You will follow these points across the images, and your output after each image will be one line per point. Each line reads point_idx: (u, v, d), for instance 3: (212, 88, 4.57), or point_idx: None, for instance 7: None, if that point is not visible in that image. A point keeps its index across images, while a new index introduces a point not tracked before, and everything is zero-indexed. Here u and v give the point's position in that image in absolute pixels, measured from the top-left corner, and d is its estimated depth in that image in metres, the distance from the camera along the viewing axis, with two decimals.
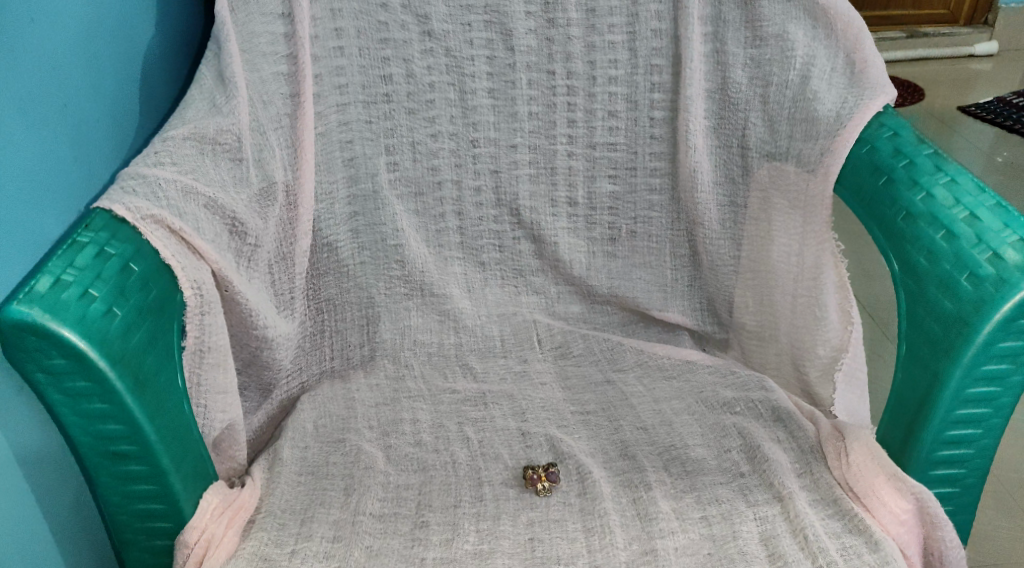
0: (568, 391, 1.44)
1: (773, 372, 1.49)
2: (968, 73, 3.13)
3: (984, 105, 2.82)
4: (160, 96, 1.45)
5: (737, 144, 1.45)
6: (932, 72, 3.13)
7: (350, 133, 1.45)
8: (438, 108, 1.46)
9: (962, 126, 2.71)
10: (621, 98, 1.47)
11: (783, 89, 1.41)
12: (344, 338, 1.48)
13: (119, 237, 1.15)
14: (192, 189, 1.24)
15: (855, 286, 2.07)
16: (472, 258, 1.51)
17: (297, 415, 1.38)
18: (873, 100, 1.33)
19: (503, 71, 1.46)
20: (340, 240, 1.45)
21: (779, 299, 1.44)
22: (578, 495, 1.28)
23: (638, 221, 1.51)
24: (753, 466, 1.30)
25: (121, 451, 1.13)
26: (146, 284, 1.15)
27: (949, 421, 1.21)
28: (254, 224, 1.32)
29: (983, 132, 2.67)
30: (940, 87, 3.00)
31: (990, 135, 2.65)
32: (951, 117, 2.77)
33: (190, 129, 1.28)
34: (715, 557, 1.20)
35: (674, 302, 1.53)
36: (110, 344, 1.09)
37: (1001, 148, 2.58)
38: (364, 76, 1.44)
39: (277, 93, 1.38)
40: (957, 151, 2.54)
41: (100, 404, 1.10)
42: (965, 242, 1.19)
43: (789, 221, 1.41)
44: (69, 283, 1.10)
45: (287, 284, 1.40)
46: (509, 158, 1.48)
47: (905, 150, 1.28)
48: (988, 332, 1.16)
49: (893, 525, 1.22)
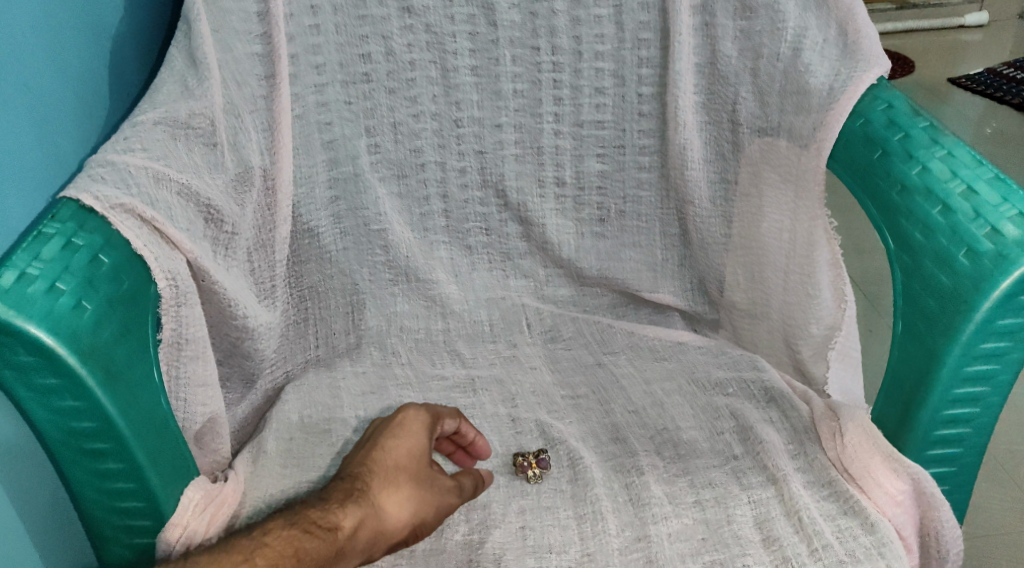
0: (558, 375, 1.41)
1: (764, 351, 1.46)
2: (958, 43, 3.09)
3: (974, 76, 2.77)
4: (131, 79, 1.39)
5: (727, 118, 1.41)
6: (919, 41, 3.10)
7: (329, 114, 1.39)
8: (419, 86, 1.41)
9: (950, 96, 2.68)
10: (608, 74, 1.42)
11: (774, 61, 1.36)
12: (328, 325, 1.44)
13: (88, 228, 1.11)
14: (163, 175, 1.19)
15: (847, 260, 2.04)
16: (458, 242, 1.48)
17: (281, 405, 1.34)
18: (867, 73, 1.29)
19: (486, 47, 1.40)
20: (321, 226, 1.41)
21: (771, 277, 1.41)
22: (569, 482, 1.26)
23: (628, 201, 1.48)
24: (746, 449, 1.28)
25: (96, 449, 1.09)
26: (117, 275, 1.11)
27: (946, 401, 1.19)
28: (230, 210, 1.27)
29: (972, 102, 2.64)
30: (928, 57, 2.97)
31: (979, 105, 2.63)
32: (942, 88, 2.74)
33: (160, 114, 1.23)
34: (710, 542, 1.19)
35: (664, 282, 1.50)
36: (80, 338, 1.06)
37: (989, 118, 2.55)
38: (342, 54, 1.38)
39: (251, 73, 1.33)
40: (947, 121, 2.52)
41: (72, 400, 1.06)
42: (963, 216, 1.17)
43: (781, 196, 1.37)
44: (35, 277, 1.06)
45: (267, 272, 1.36)
46: (494, 138, 1.44)
47: (900, 122, 1.25)
48: (986, 310, 1.14)
49: (889, 506, 1.21)
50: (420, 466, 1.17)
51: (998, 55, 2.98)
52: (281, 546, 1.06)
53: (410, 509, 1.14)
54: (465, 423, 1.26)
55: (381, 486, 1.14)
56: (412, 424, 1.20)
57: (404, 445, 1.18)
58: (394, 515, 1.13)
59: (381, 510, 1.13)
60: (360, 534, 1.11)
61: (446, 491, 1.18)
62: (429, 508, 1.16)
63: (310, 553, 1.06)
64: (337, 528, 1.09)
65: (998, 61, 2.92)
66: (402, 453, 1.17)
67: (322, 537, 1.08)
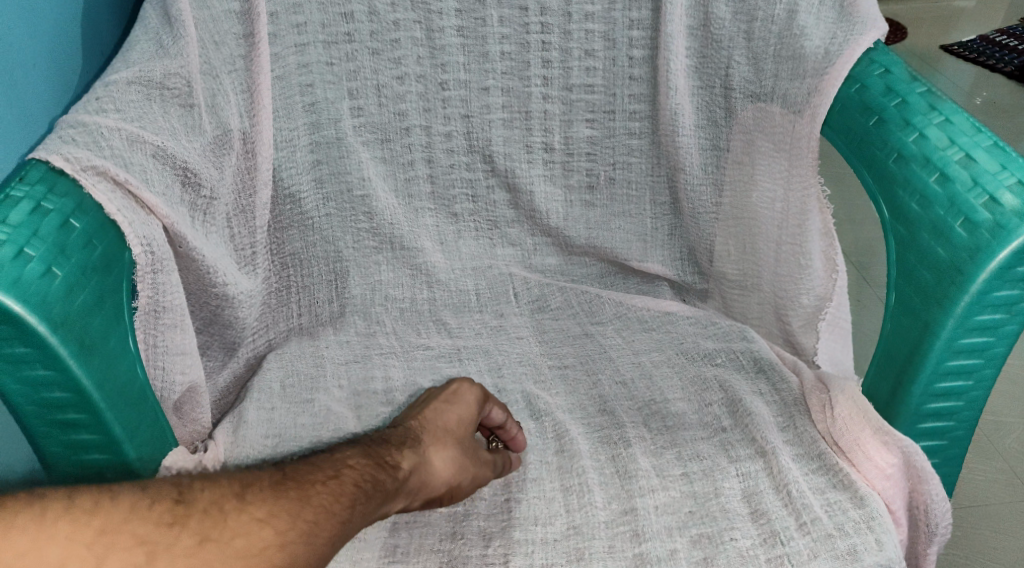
0: (545, 345, 1.38)
1: (753, 322, 1.44)
2: (952, 10, 3.05)
3: (968, 45, 2.74)
4: (105, 36, 1.35)
5: (720, 84, 1.38)
6: (912, 8, 3.06)
7: (310, 76, 1.36)
8: (404, 47, 1.37)
9: (943, 65, 2.65)
10: (598, 36, 1.38)
11: (768, 25, 1.33)
12: (311, 294, 1.41)
13: (57, 191, 1.07)
14: (138, 137, 1.15)
15: (839, 229, 2.02)
16: (444, 210, 1.44)
17: (263, 375, 1.31)
18: (863, 36, 1.26)
19: (473, 7, 1.36)
20: (304, 191, 1.37)
21: (762, 246, 1.38)
22: (555, 453, 1.24)
23: (618, 167, 1.44)
24: (735, 420, 1.26)
25: (69, 420, 1.06)
26: (90, 241, 1.07)
27: (939, 374, 1.17)
28: (209, 174, 1.24)
29: (964, 70, 2.62)
30: (921, 25, 2.93)
31: (971, 74, 2.60)
32: (934, 56, 2.71)
33: (135, 73, 1.19)
34: (697, 515, 1.17)
35: (654, 252, 1.47)
36: (51, 306, 1.02)
37: (980, 87, 2.53)
38: (324, 14, 1.34)
39: (229, 33, 1.29)
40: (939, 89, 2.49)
41: (42, 370, 1.03)
42: (960, 184, 1.14)
43: (773, 165, 1.34)
44: (3, 242, 1.02)
45: (247, 238, 1.33)
46: (481, 102, 1.40)
47: (896, 88, 1.22)
48: (983, 281, 1.12)
49: (879, 479, 1.19)
50: (467, 429, 1.19)
51: (991, 22, 2.95)
52: (358, 470, 1.05)
53: (455, 470, 1.15)
54: (513, 424, 1.23)
55: (434, 439, 1.15)
56: (463, 390, 1.21)
57: (455, 413, 1.19)
58: (443, 470, 1.13)
59: (432, 461, 1.13)
60: (415, 477, 1.11)
61: (483, 464, 1.18)
62: (468, 473, 1.16)
63: (379, 483, 1.06)
64: (398, 467, 1.10)
65: (991, 29, 2.89)
66: (455, 416, 1.19)
67: (386, 471, 1.08)
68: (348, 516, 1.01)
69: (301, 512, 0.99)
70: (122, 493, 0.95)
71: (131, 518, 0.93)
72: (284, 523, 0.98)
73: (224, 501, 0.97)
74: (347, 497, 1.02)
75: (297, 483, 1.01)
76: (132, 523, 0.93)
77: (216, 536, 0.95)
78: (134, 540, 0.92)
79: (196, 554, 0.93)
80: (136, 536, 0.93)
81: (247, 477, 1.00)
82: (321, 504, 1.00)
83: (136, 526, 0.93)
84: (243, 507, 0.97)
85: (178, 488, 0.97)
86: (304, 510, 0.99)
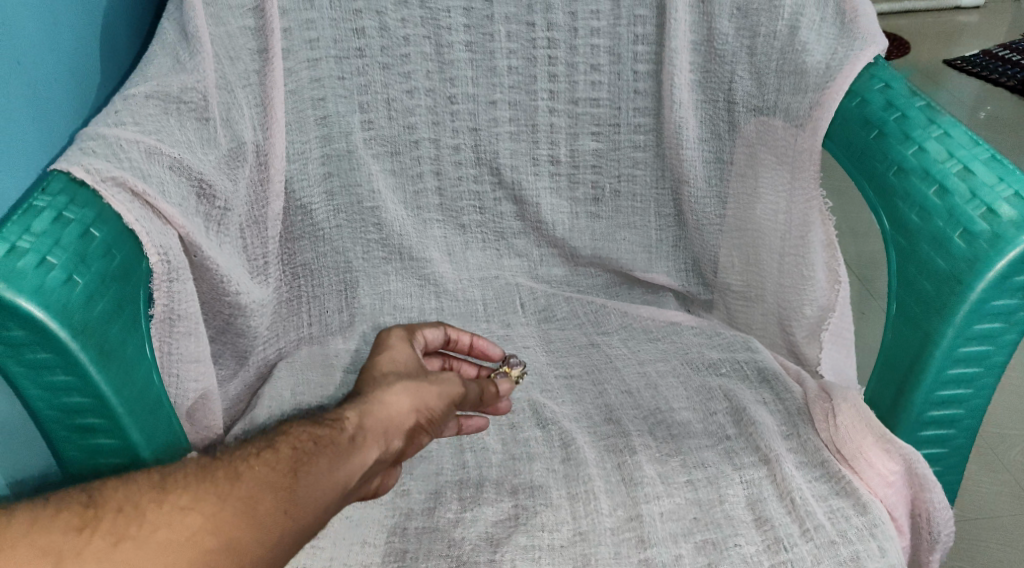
0: (551, 354, 1.41)
1: (758, 333, 1.46)
2: (956, 25, 3.07)
3: (970, 59, 2.77)
4: (123, 50, 1.38)
5: (723, 98, 1.40)
6: (916, 23, 3.08)
7: (322, 90, 1.39)
8: (414, 62, 1.40)
9: (947, 79, 2.67)
10: (603, 51, 1.41)
11: (771, 40, 1.35)
12: (322, 304, 1.43)
13: (78, 202, 1.10)
14: (156, 149, 1.18)
15: (842, 242, 2.04)
16: (452, 220, 1.48)
17: (274, 383, 1.34)
18: (863, 51, 1.28)
19: (481, 23, 1.39)
20: (315, 203, 1.40)
21: (765, 258, 1.41)
22: (562, 461, 1.26)
23: (622, 179, 1.47)
24: (739, 430, 1.28)
25: (88, 425, 1.09)
26: (109, 250, 1.10)
27: (940, 382, 1.19)
28: (223, 186, 1.27)
29: (968, 85, 2.64)
30: (924, 40, 2.96)
31: (975, 88, 2.62)
32: (938, 70, 2.73)
33: (152, 87, 1.22)
34: (701, 522, 1.19)
35: (658, 263, 1.50)
36: (72, 313, 1.05)
37: (983, 101, 2.55)
38: (336, 30, 1.37)
39: (244, 48, 1.32)
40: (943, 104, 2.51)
41: (63, 375, 1.06)
42: (959, 197, 1.17)
43: (777, 178, 1.37)
44: (26, 250, 1.05)
45: (259, 248, 1.35)
46: (488, 115, 1.43)
47: (896, 103, 1.24)
48: (982, 290, 1.14)
49: (881, 487, 1.21)
50: (409, 363, 1.18)
51: (995, 37, 2.97)
52: (293, 435, 1.05)
53: (412, 396, 1.13)
54: (453, 331, 1.29)
55: (377, 385, 1.13)
56: (392, 337, 1.21)
57: (392, 356, 1.18)
58: (399, 403, 1.12)
59: (384, 400, 1.11)
60: (368, 421, 1.09)
61: (444, 384, 1.16)
62: (431, 394, 1.14)
63: (323, 437, 1.06)
64: (341, 420, 1.08)
65: (994, 44, 2.91)
66: (393, 359, 1.18)
67: (327, 427, 1.07)
68: (292, 482, 1.01)
69: (235, 491, 1.00)
70: (28, 507, 0.96)
71: (38, 530, 0.95)
72: (210, 506, 0.98)
73: (136, 496, 0.98)
74: (284, 464, 1.02)
75: (229, 461, 1.02)
76: (40, 534, 0.95)
77: (132, 534, 0.96)
78: (43, 551, 0.94)
79: (111, 553, 0.95)
80: (48, 546, 0.94)
81: (168, 468, 1.01)
82: (256, 477, 1.01)
83: (43, 536, 0.95)
84: (162, 497, 0.98)
85: (87, 492, 0.98)
86: (234, 488, 1.00)
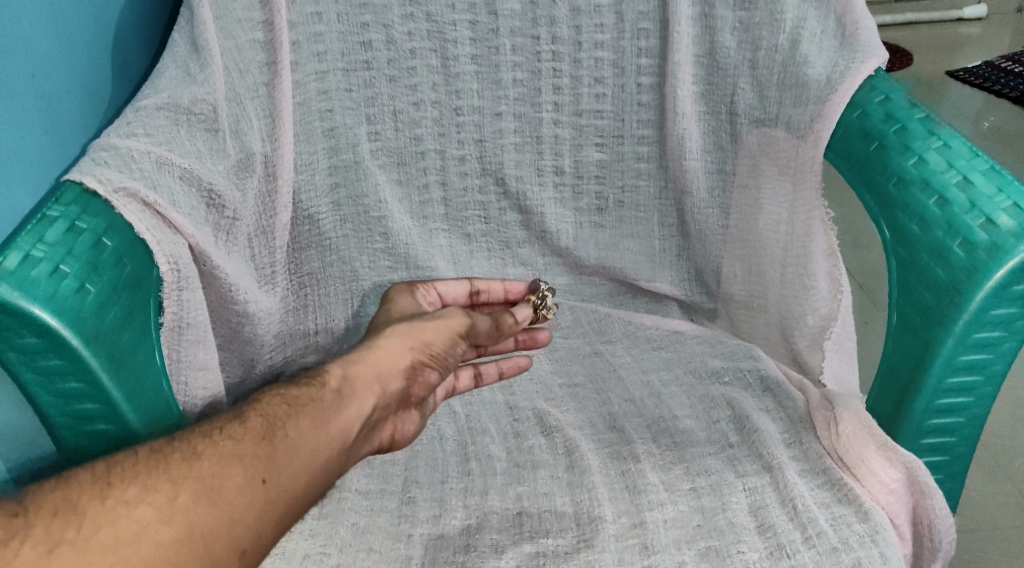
0: (555, 364, 1.44)
1: (761, 342, 1.47)
2: (958, 37, 3.09)
3: (972, 70, 2.79)
4: (134, 62, 1.40)
5: (726, 110, 1.42)
6: (917, 34, 3.10)
7: (330, 102, 1.41)
8: (420, 75, 1.42)
9: (949, 90, 2.69)
10: (607, 64, 1.43)
11: (772, 53, 1.37)
12: (328, 312, 1.45)
13: (91, 212, 1.11)
14: (166, 160, 1.20)
15: (844, 253, 2.06)
16: (457, 230, 1.49)
17: None
18: (864, 63, 1.29)
19: (486, 36, 1.41)
20: (322, 212, 1.42)
21: (767, 268, 1.42)
22: (566, 470, 1.28)
23: (626, 191, 1.49)
24: (742, 437, 1.29)
25: (99, 431, 1.10)
26: (120, 259, 1.11)
27: (941, 391, 1.20)
28: (232, 196, 1.28)
29: (969, 96, 2.66)
30: (926, 51, 2.98)
31: (977, 99, 2.64)
32: (939, 81, 2.75)
33: (163, 99, 1.23)
34: (705, 529, 1.20)
35: (662, 272, 1.52)
36: (85, 321, 1.06)
37: (984, 112, 2.57)
38: (343, 43, 1.39)
39: (253, 61, 1.34)
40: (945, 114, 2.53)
41: (75, 382, 1.07)
42: (959, 208, 1.18)
43: (779, 188, 1.38)
44: (40, 259, 1.07)
45: (268, 258, 1.37)
46: (493, 127, 1.45)
47: (896, 115, 1.25)
48: (981, 300, 1.15)
49: (882, 494, 1.22)
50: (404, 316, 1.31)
51: (997, 48, 2.99)
52: (269, 398, 1.13)
53: (402, 340, 1.24)
54: (478, 282, 1.42)
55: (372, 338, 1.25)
56: (393, 296, 1.37)
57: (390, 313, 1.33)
58: (388, 347, 1.23)
59: (374, 350, 1.23)
60: (352, 374, 1.19)
61: (431, 329, 1.27)
62: (418, 337, 1.25)
63: (302, 396, 1.14)
64: (324, 376, 1.18)
65: (995, 55, 2.93)
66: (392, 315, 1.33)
67: (309, 385, 1.16)
68: (268, 448, 1.09)
69: (203, 464, 1.05)
70: None
71: None
72: (162, 498, 1.02)
73: (73, 498, 1.01)
74: (258, 431, 1.09)
75: (189, 438, 1.07)
76: None
77: (70, 538, 0.99)
78: None
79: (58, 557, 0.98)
80: None
81: (112, 457, 1.04)
82: (223, 452, 1.07)
83: None
84: (103, 496, 1.01)
85: (19, 501, 1.00)
86: (193, 469, 1.05)
